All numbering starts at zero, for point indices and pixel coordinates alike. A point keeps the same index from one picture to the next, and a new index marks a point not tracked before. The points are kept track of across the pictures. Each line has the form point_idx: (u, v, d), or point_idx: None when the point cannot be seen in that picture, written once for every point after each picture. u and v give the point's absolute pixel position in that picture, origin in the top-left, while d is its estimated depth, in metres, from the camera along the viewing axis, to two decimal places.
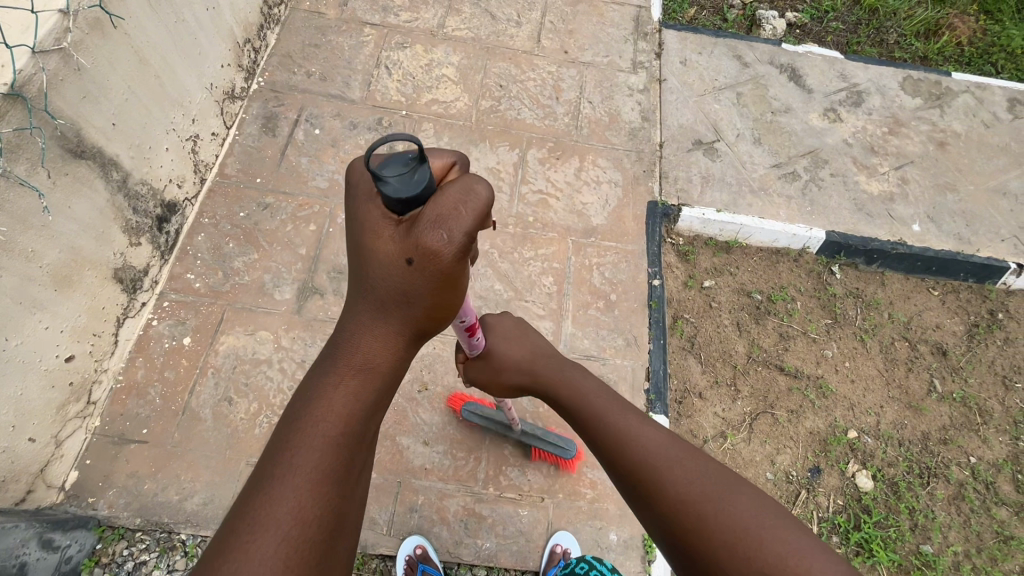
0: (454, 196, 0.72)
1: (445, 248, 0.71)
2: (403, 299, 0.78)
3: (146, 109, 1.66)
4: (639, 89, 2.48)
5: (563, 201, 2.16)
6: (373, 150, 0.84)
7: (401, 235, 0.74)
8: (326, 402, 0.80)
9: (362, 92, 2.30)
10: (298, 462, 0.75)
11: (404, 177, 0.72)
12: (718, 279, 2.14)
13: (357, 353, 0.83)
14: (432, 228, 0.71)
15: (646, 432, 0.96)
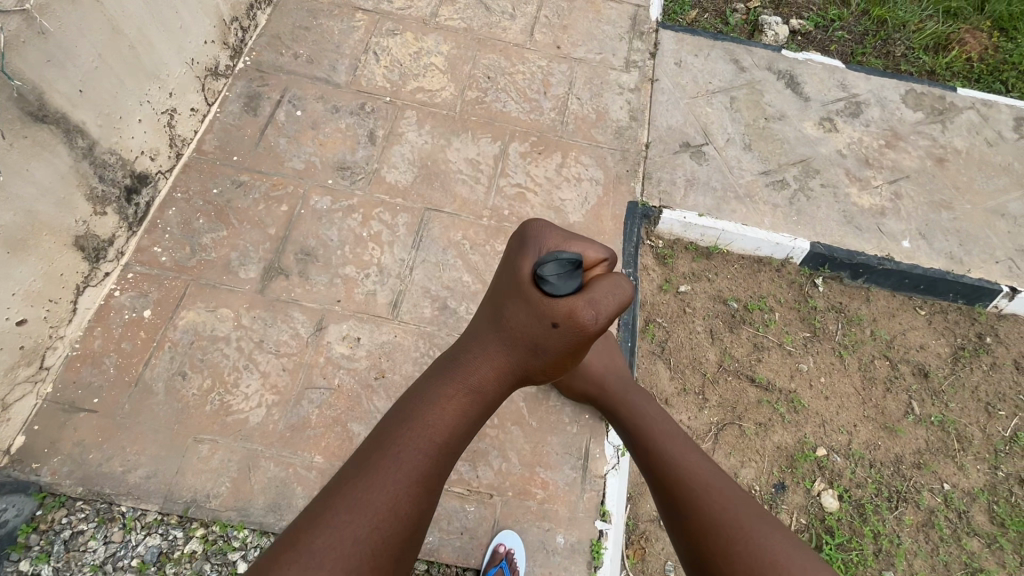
0: (597, 293, 0.95)
1: (585, 322, 0.95)
2: (536, 349, 1.02)
3: (117, 78, 1.66)
4: (630, 88, 2.44)
5: (541, 196, 2.13)
6: (546, 232, 1.05)
7: (551, 305, 0.96)
8: (438, 411, 0.98)
9: (348, 77, 2.29)
10: (407, 460, 0.92)
11: (563, 273, 0.96)
12: (695, 285, 2.09)
13: (471, 375, 1.02)
14: (582, 310, 0.95)
15: (703, 470, 1.18)
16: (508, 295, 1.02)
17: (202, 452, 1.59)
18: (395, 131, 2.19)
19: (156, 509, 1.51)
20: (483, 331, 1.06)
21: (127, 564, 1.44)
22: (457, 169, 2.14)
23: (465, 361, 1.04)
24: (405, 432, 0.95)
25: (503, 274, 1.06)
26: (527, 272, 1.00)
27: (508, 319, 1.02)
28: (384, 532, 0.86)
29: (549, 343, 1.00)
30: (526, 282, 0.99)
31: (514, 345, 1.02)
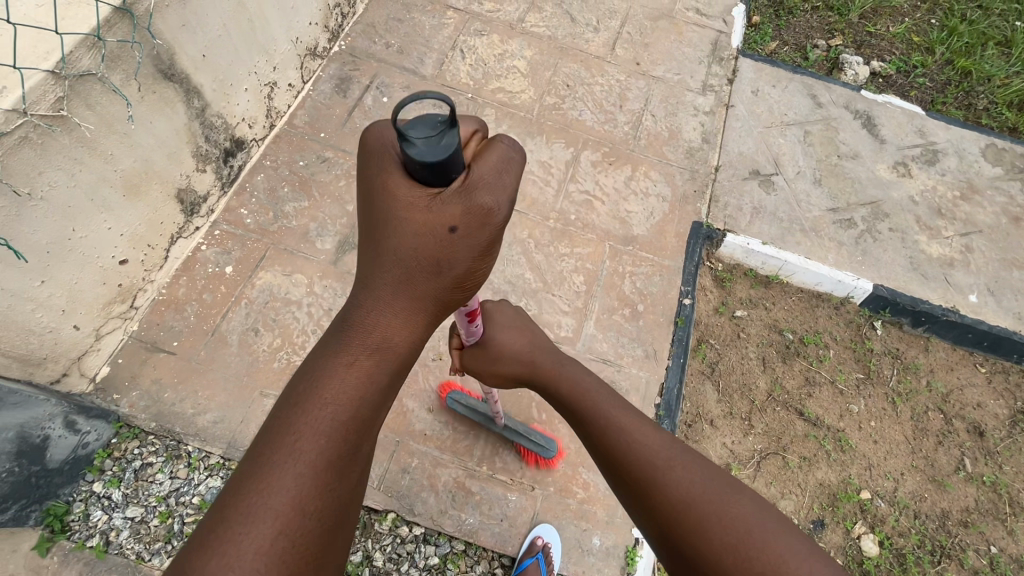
0: (492, 164, 0.85)
1: (485, 209, 0.84)
2: (436, 264, 0.87)
3: (235, 48, 1.77)
4: (705, 111, 2.46)
5: (608, 206, 2.16)
6: (393, 127, 0.90)
7: (439, 206, 0.84)
8: (336, 382, 0.85)
9: (434, 70, 2.37)
10: (301, 439, 0.79)
11: (431, 139, 0.76)
12: (751, 311, 2.10)
13: (373, 332, 0.87)
14: (476, 195, 0.83)
15: (649, 427, 1.03)
16: (384, 209, 0.86)
17: (266, 406, 1.67)
18: None
19: (219, 453, 1.60)
20: (371, 264, 0.89)
21: (189, 500, 1.53)
22: (529, 170, 2.19)
23: (356, 321, 0.88)
24: (293, 409, 0.81)
25: (366, 201, 0.89)
26: (393, 177, 0.86)
27: (392, 241, 0.86)
28: (293, 528, 0.75)
29: (454, 255, 0.86)
30: (394, 188, 0.85)
31: (407, 282, 0.87)
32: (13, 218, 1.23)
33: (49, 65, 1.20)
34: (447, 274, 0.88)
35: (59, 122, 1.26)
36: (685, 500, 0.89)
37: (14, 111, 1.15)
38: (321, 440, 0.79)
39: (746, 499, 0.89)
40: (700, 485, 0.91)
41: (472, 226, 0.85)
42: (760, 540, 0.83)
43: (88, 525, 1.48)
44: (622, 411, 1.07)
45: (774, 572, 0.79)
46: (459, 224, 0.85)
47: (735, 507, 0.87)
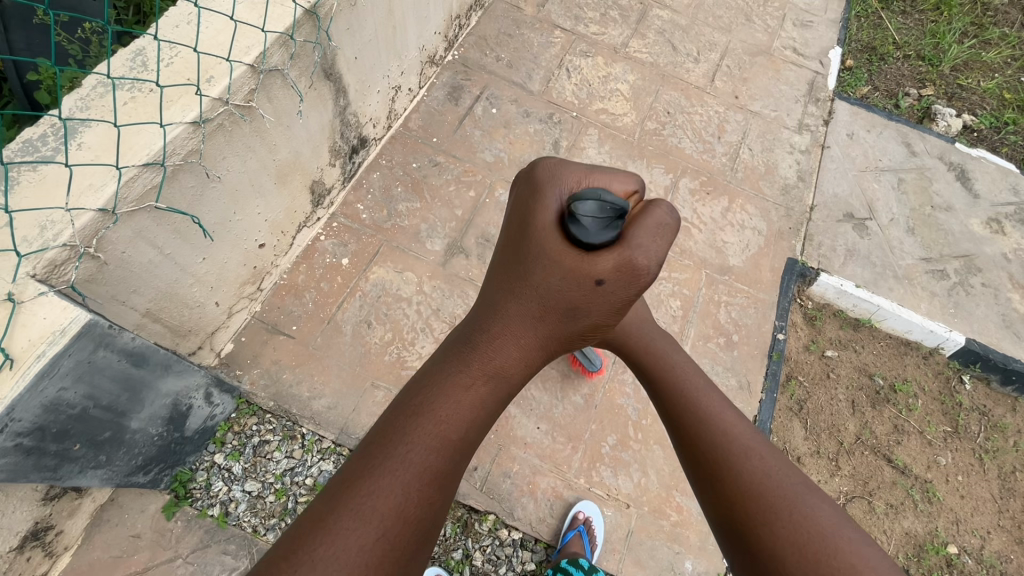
0: (648, 225, 0.94)
1: (635, 267, 0.94)
2: (571, 308, 1.00)
3: (378, 53, 1.85)
4: (801, 149, 2.49)
5: (704, 234, 2.20)
6: (562, 167, 1.01)
7: (592, 256, 0.93)
8: (453, 400, 0.91)
9: (541, 87, 2.44)
10: (408, 457, 0.83)
11: (603, 217, 0.89)
12: (841, 353, 2.11)
13: (492, 358, 0.98)
14: (631, 254, 0.93)
15: (736, 421, 1.07)
16: (536, 247, 0.98)
17: (377, 397, 1.73)
18: (577, 145, 2.32)
19: (332, 438, 1.66)
20: (511, 285, 1.01)
21: (302, 481, 1.59)
22: None
23: (482, 341, 0.99)
24: (410, 419, 0.87)
25: (517, 231, 1.01)
26: (550, 218, 0.96)
27: (538, 278, 0.98)
28: (390, 538, 0.77)
29: (594, 300, 0.98)
30: (552, 229, 0.95)
31: (541, 315, 1.00)
32: (199, 198, 1.31)
33: (251, 60, 1.28)
34: (576, 318, 1.02)
35: (247, 112, 1.34)
36: (745, 484, 0.94)
37: (219, 100, 1.24)
38: (429, 455, 0.84)
39: (814, 499, 0.91)
40: (762, 474, 0.95)
41: (619, 277, 0.96)
42: (823, 536, 0.85)
43: (210, 494, 1.54)
44: (707, 400, 1.12)
45: (828, 558, 0.82)
46: (605, 278, 0.95)
47: (795, 499, 0.91)
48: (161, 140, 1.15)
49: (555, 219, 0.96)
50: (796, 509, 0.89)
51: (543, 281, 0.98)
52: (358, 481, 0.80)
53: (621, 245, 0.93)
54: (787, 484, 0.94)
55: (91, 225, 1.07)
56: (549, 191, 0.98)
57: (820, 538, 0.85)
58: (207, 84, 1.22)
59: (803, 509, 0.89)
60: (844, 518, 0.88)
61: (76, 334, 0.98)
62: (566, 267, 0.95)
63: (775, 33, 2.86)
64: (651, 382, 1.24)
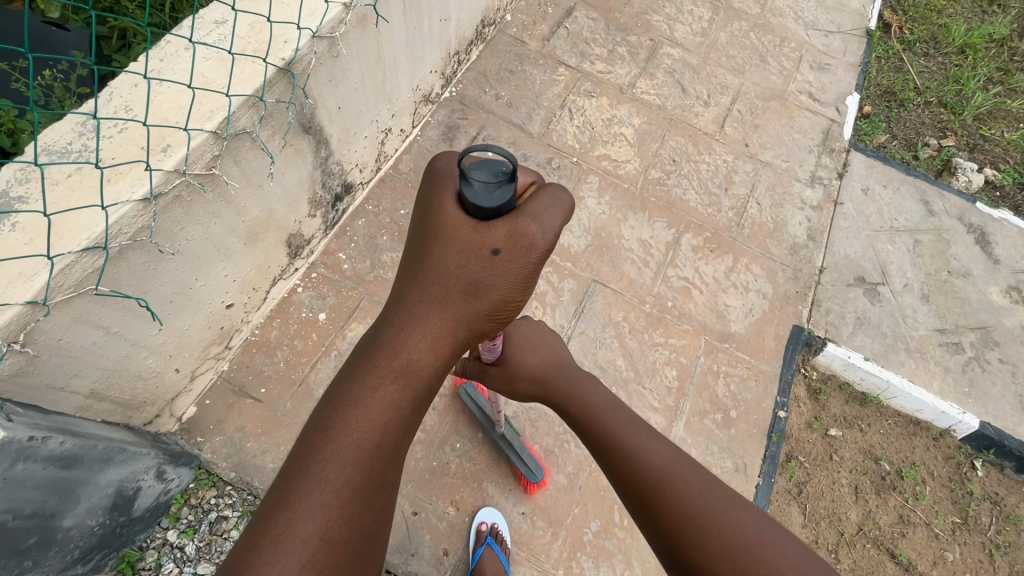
0: (537, 198, 0.86)
1: (527, 235, 0.84)
2: (472, 294, 0.87)
3: (366, 99, 1.75)
4: (812, 205, 2.36)
5: (705, 296, 2.08)
6: (454, 151, 0.92)
7: (487, 231, 0.85)
8: (365, 407, 0.79)
9: (540, 128, 2.33)
10: (328, 473, 0.75)
11: (490, 183, 0.82)
12: (845, 431, 1.98)
13: (406, 352, 0.83)
14: (522, 222, 0.84)
15: (673, 454, 1.01)
16: (430, 229, 0.88)
17: None
18: (575, 193, 2.20)
19: None
20: (408, 278, 0.88)
21: None
22: (629, 247, 2.12)
23: (389, 338, 0.85)
24: (320, 439, 0.76)
25: (414, 220, 0.92)
26: (445, 194, 0.87)
27: (433, 262, 0.86)
28: (318, 561, 0.70)
29: (494, 279, 0.86)
30: (449, 208, 0.86)
31: (443, 303, 0.86)
32: (151, 274, 1.21)
33: (213, 126, 1.18)
34: (479, 306, 0.87)
35: (209, 179, 1.24)
36: (685, 508, 0.91)
37: (174, 172, 1.13)
38: (350, 469, 0.75)
39: (761, 527, 0.89)
40: (700, 501, 0.92)
41: (518, 249, 0.85)
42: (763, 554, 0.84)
43: None
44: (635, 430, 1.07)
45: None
46: (502, 248, 0.85)
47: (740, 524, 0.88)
48: (103, 221, 1.04)
49: (452, 198, 0.87)
50: (738, 532, 0.87)
51: (438, 262, 0.86)
52: (279, 506, 0.72)
53: (512, 215, 0.85)
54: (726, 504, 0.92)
55: (15, 321, 0.96)
56: (439, 176, 0.90)
57: (763, 565, 0.83)
58: (161, 156, 1.12)
59: (749, 534, 0.87)
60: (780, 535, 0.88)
61: None
62: (461, 241, 0.86)
63: (791, 76, 2.73)
64: (578, 414, 1.16)
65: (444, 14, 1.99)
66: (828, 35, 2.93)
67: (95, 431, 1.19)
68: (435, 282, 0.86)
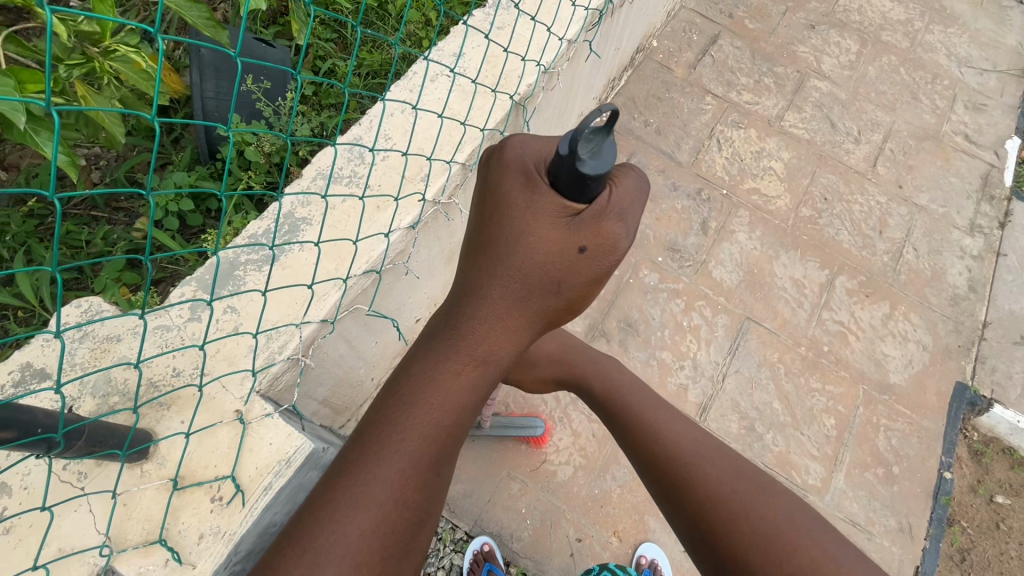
0: (626, 194, 0.79)
1: (613, 240, 0.78)
2: (554, 289, 0.82)
3: (550, 127, 1.78)
4: (972, 254, 2.25)
5: (862, 342, 2.01)
6: (530, 141, 0.82)
7: (577, 224, 0.79)
8: (443, 390, 0.80)
9: (689, 157, 2.32)
10: (400, 444, 0.77)
11: (594, 139, 0.68)
12: (1013, 499, 1.88)
13: (479, 343, 0.83)
14: (608, 220, 0.78)
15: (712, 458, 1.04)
16: (510, 216, 0.80)
17: (512, 490, 1.65)
18: (726, 227, 2.18)
19: (465, 528, 1.60)
20: (484, 268, 0.83)
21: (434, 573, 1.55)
22: (781, 286, 2.08)
23: (467, 324, 0.84)
24: (393, 410, 0.79)
25: (482, 208, 0.84)
26: (524, 188, 0.79)
27: (513, 262, 0.82)
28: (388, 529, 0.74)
29: (572, 276, 0.81)
30: (521, 190, 0.79)
31: (521, 301, 0.83)
32: (393, 293, 1.27)
33: (465, 157, 1.23)
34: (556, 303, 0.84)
35: (450, 209, 1.29)
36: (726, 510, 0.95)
37: (434, 203, 1.19)
38: (424, 442, 0.77)
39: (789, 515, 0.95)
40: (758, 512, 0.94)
41: (600, 251, 0.79)
42: (796, 538, 0.91)
43: None
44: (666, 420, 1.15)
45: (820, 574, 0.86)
46: (588, 244, 0.79)
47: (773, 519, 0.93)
48: (382, 247, 1.11)
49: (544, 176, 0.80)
50: (769, 517, 0.93)
51: (523, 243, 0.80)
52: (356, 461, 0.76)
53: (601, 217, 0.78)
54: (773, 496, 0.98)
55: (311, 336, 1.04)
56: (519, 161, 0.81)
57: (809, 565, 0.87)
58: (427, 186, 1.18)
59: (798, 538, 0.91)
60: (805, 522, 0.94)
61: (299, 463, 0.94)
62: (545, 239, 0.80)
63: (945, 116, 2.61)
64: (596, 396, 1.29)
65: (618, 44, 2.01)
66: (983, 74, 2.79)
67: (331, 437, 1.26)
68: (519, 264, 0.81)
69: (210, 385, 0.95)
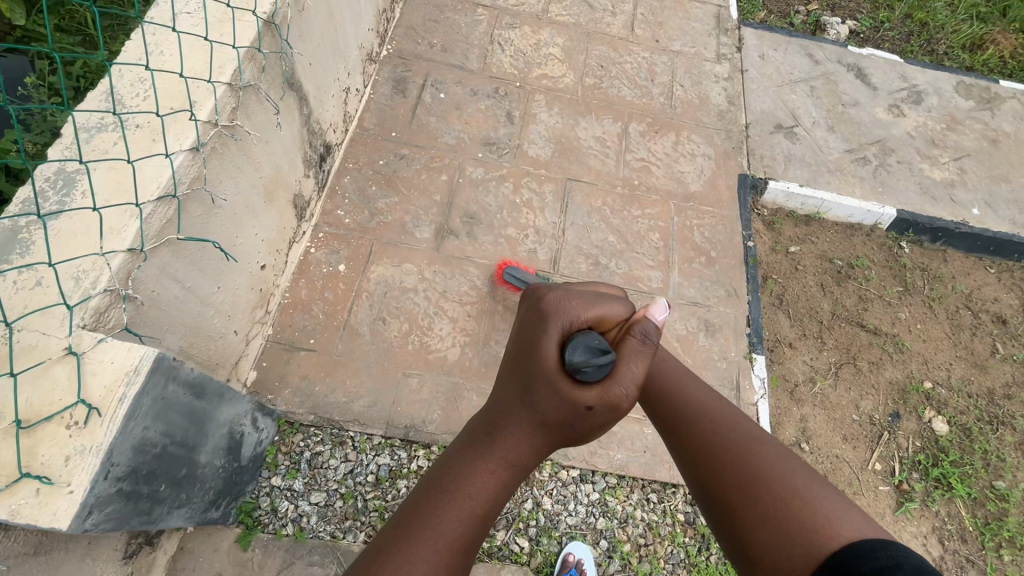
0: (632, 357, 0.84)
1: (618, 400, 0.83)
2: (572, 425, 0.88)
3: (326, 57, 1.87)
4: (724, 77, 2.72)
5: (662, 169, 2.38)
6: (570, 304, 0.93)
7: (581, 389, 0.83)
8: (474, 482, 0.87)
9: (479, 64, 2.51)
10: (440, 524, 0.82)
11: (599, 362, 0.80)
12: (802, 246, 2.37)
13: (507, 450, 0.89)
14: (613, 387, 0.82)
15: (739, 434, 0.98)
16: (537, 365, 0.88)
17: (412, 385, 1.78)
18: (529, 112, 2.42)
19: (381, 432, 1.70)
20: (514, 392, 0.91)
21: (365, 479, 1.63)
22: (588, 145, 2.38)
23: (500, 436, 0.90)
24: (441, 497, 0.85)
25: (524, 346, 0.92)
26: (553, 355, 0.86)
27: (536, 393, 0.88)
28: None
29: (584, 423, 0.86)
30: (554, 365, 0.85)
31: (547, 425, 0.88)
32: (208, 226, 1.31)
33: (229, 78, 1.28)
34: (572, 430, 0.89)
35: (233, 131, 1.34)
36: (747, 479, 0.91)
37: (210, 121, 1.23)
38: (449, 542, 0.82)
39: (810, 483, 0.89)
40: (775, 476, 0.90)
41: (606, 409, 0.84)
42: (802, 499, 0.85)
43: (279, 516, 1.55)
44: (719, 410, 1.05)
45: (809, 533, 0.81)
46: (595, 406, 0.83)
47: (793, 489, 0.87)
48: (168, 170, 1.14)
49: (557, 345, 0.87)
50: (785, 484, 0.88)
51: (547, 391, 0.86)
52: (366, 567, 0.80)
53: (605, 377, 0.83)
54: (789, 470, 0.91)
55: (123, 268, 1.06)
56: (552, 322, 0.90)
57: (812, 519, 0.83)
58: (196, 107, 1.21)
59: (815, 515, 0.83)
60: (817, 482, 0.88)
61: (149, 370, 0.98)
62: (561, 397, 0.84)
63: None
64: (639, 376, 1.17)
65: None
66: None
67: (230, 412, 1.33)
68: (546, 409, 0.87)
69: (23, 335, 0.93)
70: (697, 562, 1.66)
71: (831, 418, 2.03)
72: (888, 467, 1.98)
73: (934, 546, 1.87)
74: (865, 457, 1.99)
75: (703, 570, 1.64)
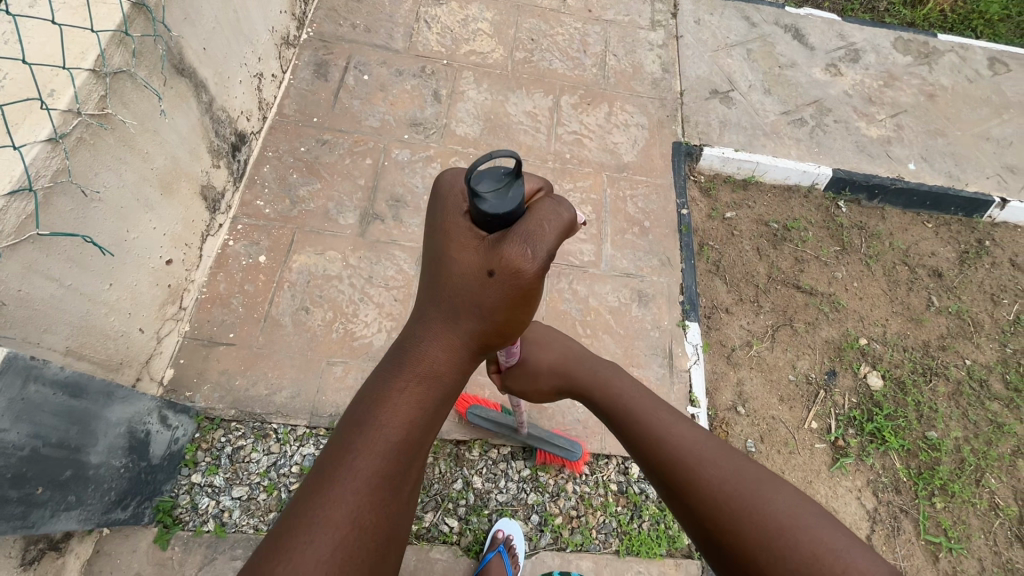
0: (542, 215, 0.74)
1: (527, 265, 0.72)
2: (476, 310, 0.77)
3: (224, 39, 1.80)
4: (658, 45, 2.68)
5: (595, 140, 2.35)
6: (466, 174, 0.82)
7: (484, 251, 0.74)
8: (388, 409, 0.77)
9: (404, 43, 2.45)
10: (357, 463, 0.73)
11: (494, 185, 0.71)
12: (738, 211, 2.35)
13: (422, 359, 0.80)
14: (512, 240, 0.72)
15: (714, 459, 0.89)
16: (441, 244, 0.79)
17: (336, 374, 1.75)
18: (456, 90, 2.36)
19: (305, 423, 1.67)
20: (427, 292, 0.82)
21: (288, 470, 1.60)
22: (517, 120, 2.33)
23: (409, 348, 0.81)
24: (357, 428, 0.75)
25: (430, 235, 0.82)
26: (460, 221, 0.78)
27: (444, 283, 0.79)
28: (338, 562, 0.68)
29: (488, 298, 0.75)
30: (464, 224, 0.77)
31: (455, 316, 0.79)
32: (82, 220, 1.26)
33: (90, 64, 1.22)
34: (485, 320, 0.78)
35: (104, 120, 1.29)
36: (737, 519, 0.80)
37: (70, 111, 1.18)
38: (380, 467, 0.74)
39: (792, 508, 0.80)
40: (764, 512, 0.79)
41: (508, 274, 0.73)
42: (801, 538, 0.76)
43: (199, 513, 1.52)
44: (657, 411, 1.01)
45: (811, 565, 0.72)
46: (495, 270, 0.74)
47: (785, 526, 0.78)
48: (20, 164, 1.08)
49: (463, 213, 0.78)
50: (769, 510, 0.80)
51: (453, 268, 0.77)
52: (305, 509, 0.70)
53: (502, 236, 0.73)
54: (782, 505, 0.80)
55: None
56: (452, 197, 0.80)
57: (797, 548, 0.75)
58: (51, 97, 1.15)
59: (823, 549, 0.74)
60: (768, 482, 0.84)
61: None
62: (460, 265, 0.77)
63: None
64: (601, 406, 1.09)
65: None
66: None
67: (119, 413, 1.28)
68: (452, 291, 0.78)
69: None
70: (629, 531, 1.66)
71: (768, 380, 2.02)
72: (824, 425, 1.99)
73: (869, 498, 1.88)
74: (802, 417, 1.99)
75: (635, 538, 1.64)
